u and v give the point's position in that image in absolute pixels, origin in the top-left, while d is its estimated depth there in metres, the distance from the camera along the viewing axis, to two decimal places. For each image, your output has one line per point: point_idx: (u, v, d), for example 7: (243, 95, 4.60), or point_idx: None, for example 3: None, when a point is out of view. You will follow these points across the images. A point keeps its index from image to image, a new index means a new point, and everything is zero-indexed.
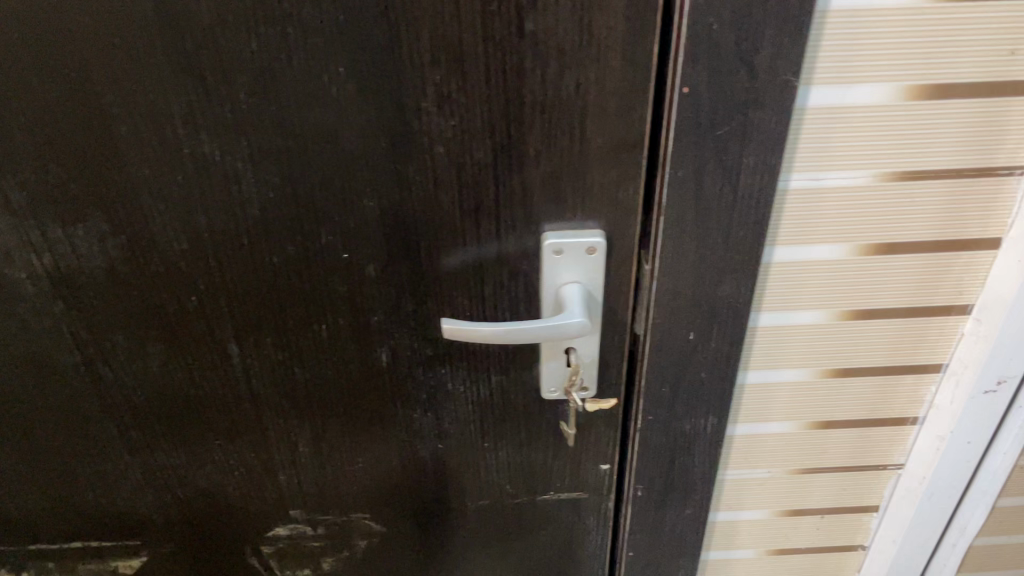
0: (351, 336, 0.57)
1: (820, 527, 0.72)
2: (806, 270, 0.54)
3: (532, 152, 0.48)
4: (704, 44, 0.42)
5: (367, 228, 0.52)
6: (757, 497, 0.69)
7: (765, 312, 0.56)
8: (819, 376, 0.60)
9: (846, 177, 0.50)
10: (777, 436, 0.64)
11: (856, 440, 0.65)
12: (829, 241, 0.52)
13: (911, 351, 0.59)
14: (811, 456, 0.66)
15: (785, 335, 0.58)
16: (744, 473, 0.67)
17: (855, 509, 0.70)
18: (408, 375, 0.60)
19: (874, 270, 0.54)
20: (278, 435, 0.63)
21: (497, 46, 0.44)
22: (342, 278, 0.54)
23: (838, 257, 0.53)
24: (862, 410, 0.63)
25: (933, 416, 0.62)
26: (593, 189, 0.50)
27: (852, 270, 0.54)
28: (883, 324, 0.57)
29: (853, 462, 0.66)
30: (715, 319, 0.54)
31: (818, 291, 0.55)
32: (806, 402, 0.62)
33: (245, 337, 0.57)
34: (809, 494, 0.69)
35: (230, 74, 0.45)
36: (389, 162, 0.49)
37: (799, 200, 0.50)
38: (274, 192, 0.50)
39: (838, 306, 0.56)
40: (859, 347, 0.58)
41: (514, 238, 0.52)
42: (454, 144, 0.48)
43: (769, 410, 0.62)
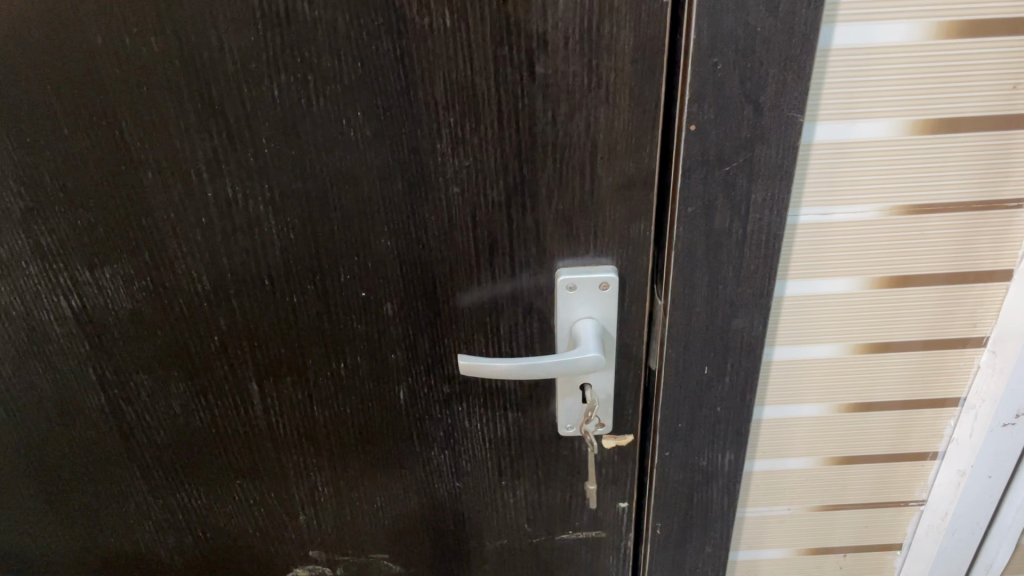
0: (369, 374, 0.58)
1: (843, 566, 0.71)
2: (819, 304, 0.54)
3: (545, 190, 0.50)
4: (710, 83, 0.44)
5: (384, 268, 0.53)
6: (779, 534, 0.68)
7: (779, 346, 0.56)
8: (837, 411, 0.60)
9: (855, 211, 0.50)
10: (797, 473, 0.64)
11: (877, 476, 0.64)
12: (841, 275, 0.53)
13: (928, 384, 0.59)
14: (831, 492, 0.65)
15: (800, 370, 0.58)
16: (765, 509, 0.66)
17: (878, 547, 0.69)
18: (425, 412, 0.60)
19: (887, 303, 0.54)
20: (297, 475, 0.64)
21: (509, 88, 0.46)
22: (361, 317, 0.55)
23: (851, 291, 0.54)
24: (882, 445, 0.62)
25: (953, 451, 0.62)
26: (605, 226, 0.51)
27: (865, 303, 0.54)
28: (899, 358, 0.57)
29: (874, 499, 0.66)
30: (729, 353, 0.54)
31: (831, 325, 0.55)
32: (824, 438, 0.62)
33: (265, 377, 0.58)
34: (830, 532, 0.68)
35: (253, 120, 0.47)
36: (405, 202, 0.50)
37: (809, 235, 0.51)
38: (294, 233, 0.51)
39: (853, 339, 0.56)
40: (875, 380, 0.58)
41: (529, 276, 0.53)
42: (469, 184, 0.49)
43: (787, 446, 0.62)
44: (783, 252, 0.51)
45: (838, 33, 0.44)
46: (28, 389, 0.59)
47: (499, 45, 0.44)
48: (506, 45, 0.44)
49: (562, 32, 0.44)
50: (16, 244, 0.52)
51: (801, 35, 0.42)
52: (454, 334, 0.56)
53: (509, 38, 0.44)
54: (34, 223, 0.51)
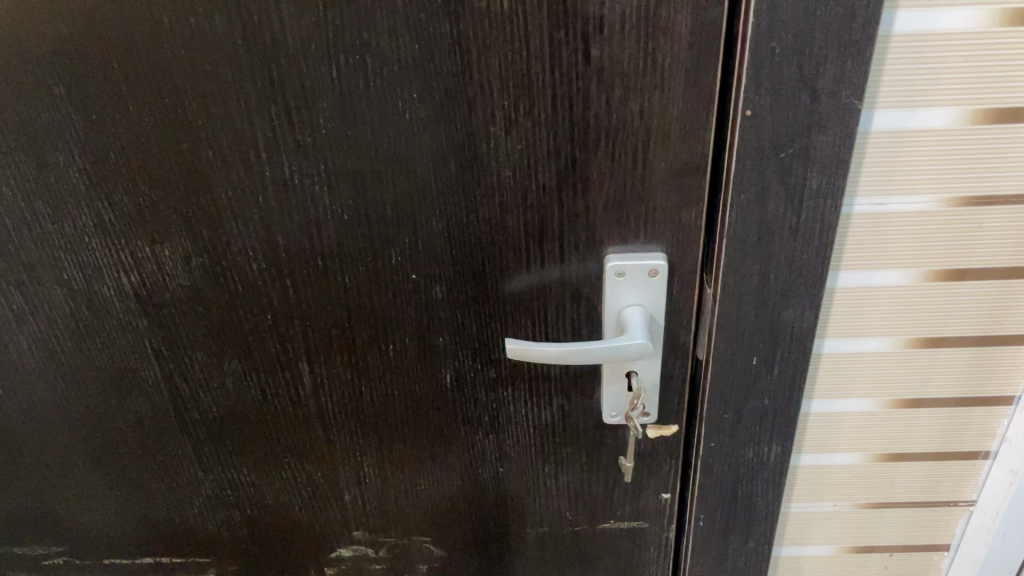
0: (417, 357, 0.59)
1: (889, 566, 0.70)
2: (872, 297, 0.53)
3: (597, 175, 0.50)
4: (768, 68, 0.43)
5: (435, 250, 0.54)
6: (824, 530, 0.67)
7: (829, 339, 0.56)
8: (888, 408, 0.59)
9: (911, 202, 0.49)
10: (845, 469, 0.63)
11: (928, 476, 0.63)
12: (896, 267, 0.52)
13: (982, 383, 0.58)
14: (879, 491, 0.64)
15: (850, 364, 0.57)
16: (810, 505, 0.65)
17: (925, 547, 0.68)
18: (471, 396, 0.61)
19: (943, 298, 0.53)
20: (344, 454, 0.65)
21: (563, 72, 0.46)
22: (410, 299, 0.56)
23: (906, 284, 0.53)
24: (933, 444, 0.61)
25: (1006, 451, 0.60)
26: (656, 213, 0.51)
27: (918, 297, 0.53)
28: (954, 356, 0.56)
29: (922, 498, 0.64)
30: (778, 344, 0.54)
31: (884, 319, 0.54)
32: (873, 434, 0.60)
33: (315, 356, 0.59)
34: (877, 532, 0.67)
35: (311, 101, 0.48)
36: (457, 185, 0.51)
37: (864, 226, 0.50)
38: (348, 214, 0.52)
39: (906, 335, 0.55)
40: (927, 378, 0.57)
41: (578, 261, 0.53)
42: (521, 167, 0.50)
43: (835, 441, 0.61)
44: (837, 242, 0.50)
45: (899, 19, 0.43)
46: (87, 363, 0.61)
47: (555, 28, 0.44)
48: (562, 28, 0.44)
49: (618, 15, 0.44)
50: (79, 219, 0.54)
51: (861, 19, 0.41)
52: (501, 319, 0.57)
53: (565, 21, 0.44)
54: (97, 199, 0.53)
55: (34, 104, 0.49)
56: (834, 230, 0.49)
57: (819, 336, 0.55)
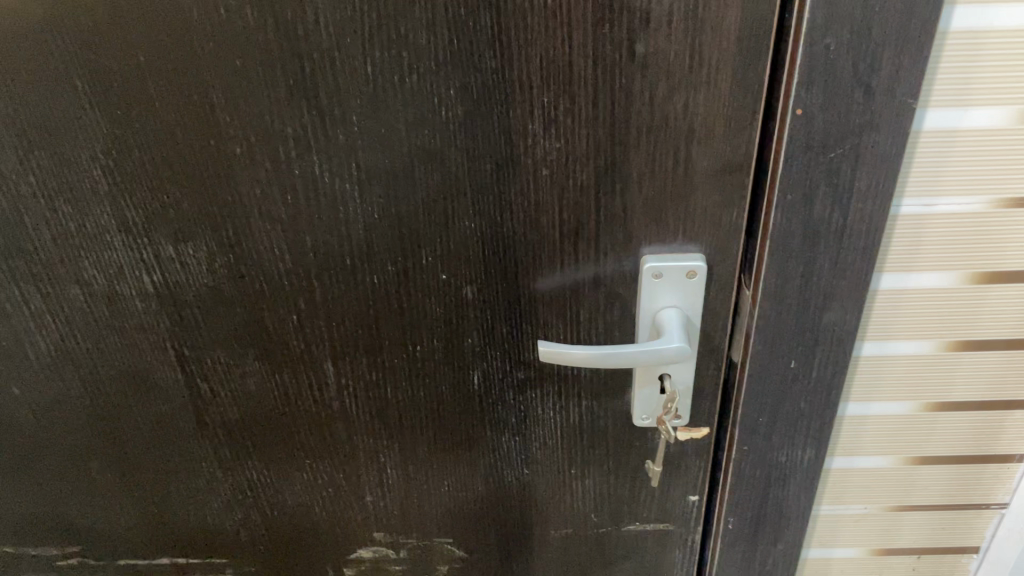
0: (445, 358, 0.58)
1: (916, 568, 0.69)
2: (914, 299, 0.52)
3: (636, 174, 0.48)
4: (821, 66, 0.42)
5: (467, 250, 0.52)
6: (853, 534, 0.66)
7: (869, 341, 0.54)
8: (925, 411, 0.58)
9: (959, 202, 0.48)
10: (877, 472, 0.62)
11: (961, 480, 0.62)
12: (940, 269, 0.51)
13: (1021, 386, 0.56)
14: (911, 494, 0.63)
15: (888, 367, 0.56)
16: (841, 508, 0.64)
17: (954, 550, 0.67)
18: (498, 398, 0.60)
19: (986, 302, 0.52)
20: (367, 455, 0.64)
21: (606, 68, 0.44)
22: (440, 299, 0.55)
23: (950, 286, 0.52)
24: (968, 447, 0.60)
25: None
26: (695, 213, 0.50)
27: (961, 299, 0.52)
28: (995, 360, 0.55)
29: (954, 501, 0.63)
30: (816, 347, 0.53)
31: (925, 322, 0.53)
32: (908, 437, 0.59)
33: (341, 357, 0.58)
34: (906, 536, 0.66)
35: (344, 97, 0.46)
36: (492, 184, 0.49)
37: (909, 227, 0.49)
38: (379, 213, 0.51)
39: (948, 338, 0.54)
40: (966, 381, 0.56)
41: (614, 261, 0.52)
42: (558, 166, 0.48)
43: (868, 444, 0.60)
44: (882, 244, 0.49)
45: (957, 14, 0.42)
46: (106, 363, 0.60)
47: (600, 22, 0.43)
48: (607, 23, 0.43)
49: (665, 10, 0.42)
50: (101, 218, 0.52)
51: (920, 16, 0.40)
52: (532, 320, 0.55)
53: (610, 16, 0.42)
54: (120, 197, 0.51)
55: (56, 100, 0.48)
56: (880, 232, 0.48)
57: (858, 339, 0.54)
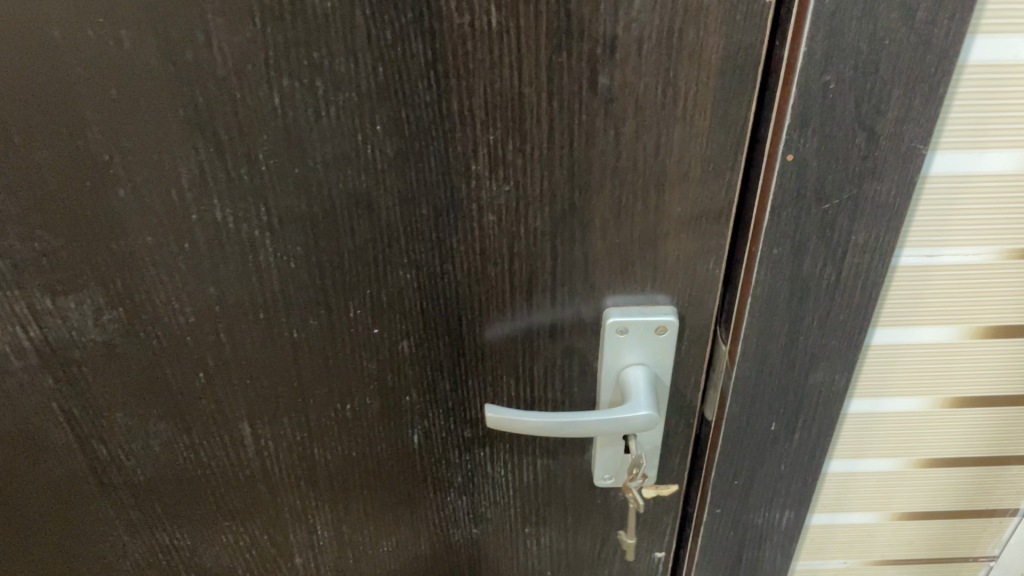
0: (379, 416, 0.51)
1: None
2: (910, 354, 0.46)
3: (599, 221, 0.41)
4: (818, 107, 0.35)
5: (402, 303, 0.45)
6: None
7: (858, 398, 0.49)
8: (916, 467, 0.53)
9: (966, 253, 0.42)
10: (860, 529, 0.56)
11: (949, 535, 0.57)
12: (941, 322, 0.45)
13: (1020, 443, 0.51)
14: (896, 549, 0.58)
15: (878, 424, 0.50)
16: (819, 563, 0.59)
17: None
18: (443, 457, 0.53)
19: (990, 357, 0.47)
20: (294, 516, 0.56)
21: (564, 102, 0.37)
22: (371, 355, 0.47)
23: (950, 340, 0.46)
24: (960, 503, 0.55)
25: None
26: (666, 263, 0.43)
27: (962, 355, 0.46)
28: (994, 415, 0.50)
29: (941, 556, 0.58)
30: (801, 407, 0.47)
31: (921, 378, 0.48)
32: (895, 493, 0.54)
33: (259, 416, 0.50)
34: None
35: (249, 133, 0.38)
36: (430, 230, 0.42)
37: (908, 279, 0.43)
38: (296, 261, 0.43)
39: (944, 394, 0.48)
40: (962, 438, 0.51)
41: (573, 313, 0.45)
42: (508, 212, 0.41)
43: (853, 500, 0.54)
44: (880, 298, 0.43)
45: (977, 45, 0.36)
46: None
47: (556, 50, 0.35)
48: (565, 50, 0.35)
49: (635, 37, 0.35)
50: None
51: (937, 50, 0.34)
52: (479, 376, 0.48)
53: (569, 42, 0.35)
54: None
55: None
56: (877, 287, 0.42)
57: (847, 397, 0.48)
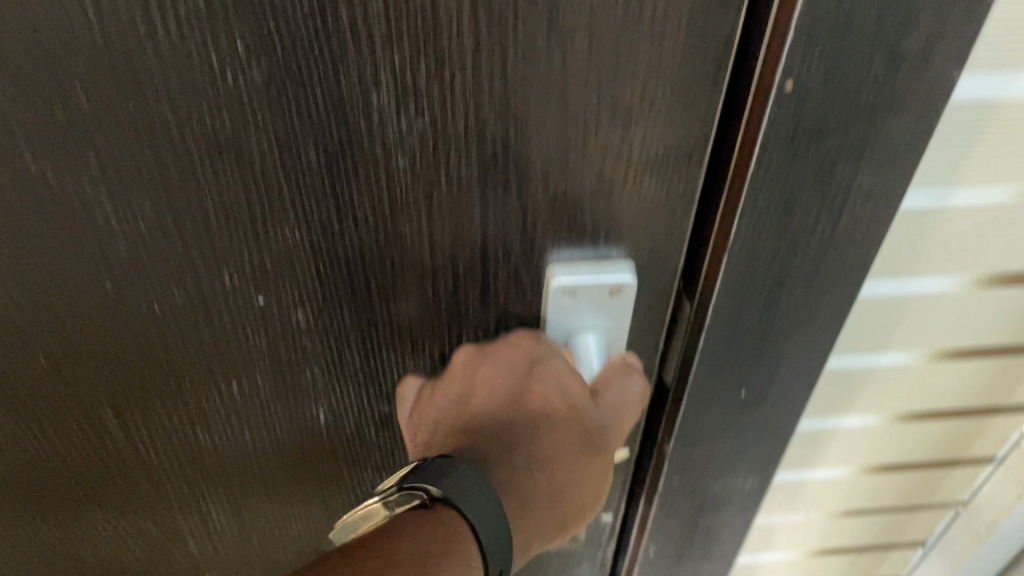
0: (275, 396, 0.42)
1: (851, 564, 0.64)
2: (902, 306, 0.41)
3: (541, 166, 0.32)
4: (831, 20, 0.27)
5: (291, 269, 0.36)
6: (786, 538, 0.58)
7: (842, 355, 0.43)
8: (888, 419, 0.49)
9: (982, 194, 0.36)
10: (828, 482, 0.53)
11: (907, 476, 0.54)
12: (939, 271, 0.39)
13: (1001, 387, 0.48)
14: (861, 499, 0.56)
15: (860, 380, 0.45)
16: (782, 518, 0.56)
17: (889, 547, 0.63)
18: (356, 434, 0.45)
19: (984, 305, 0.42)
20: (184, 506, 0.48)
21: (494, 12, 0.27)
22: (562, 444, 0.39)
23: (947, 291, 0.40)
24: (932, 452, 0.52)
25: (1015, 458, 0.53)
26: (623, 214, 0.34)
27: (958, 305, 0.41)
28: (977, 362, 0.46)
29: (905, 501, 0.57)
30: (777, 373, 0.41)
31: (910, 330, 0.42)
32: (867, 445, 0.50)
33: (124, 402, 0.41)
34: (835, 532, 0.59)
35: (53, 56, 0.27)
36: (321, 180, 0.32)
37: (915, 225, 0.37)
38: (147, 222, 0.33)
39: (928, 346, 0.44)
40: (944, 387, 0.47)
41: (507, 274, 0.37)
42: (422, 155, 0.32)
43: (822, 455, 0.50)
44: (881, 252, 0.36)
45: None
46: None
47: None
48: None
49: None
50: None
51: None
52: (616, 400, 0.40)
53: None
54: None
55: None
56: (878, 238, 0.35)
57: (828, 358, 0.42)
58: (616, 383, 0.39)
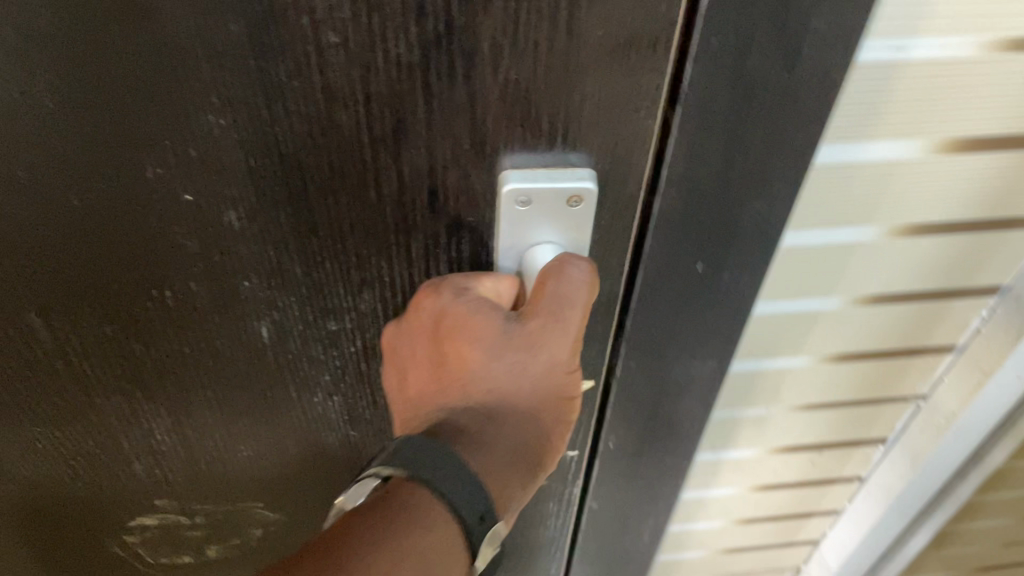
0: (212, 307, 0.39)
1: (814, 462, 0.70)
2: (861, 169, 0.44)
3: (491, 49, 0.29)
4: None
5: (219, 161, 0.32)
6: (742, 432, 0.63)
7: (805, 222, 0.46)
8: (846, 301, 0.53)
9: (937, 47, 0.39)
10: (792, 369, 0.58)
11: (861, 364, 0.59)
12: (894, 136, 0.42)
13: (958, 265, 0.52)
14: (824, 390, 0.61)
15: (823, 249, 0.48)
16: (745, 408, 0.61)
17: (848, 445, 0.69)
18: (302, 354, 0.42)
19: (942, 172, 0.45)
20: (123, 421, 0.45)
21: None
22: (500, 361, 0.33)
23: (902, 156, 0.43)
24: (894, 335, 0.56)
25: (975, 347, 0.58)
26: (583, 110, 0.31)
27: (916, 171, 0.45)
28: (932, 239, 0.49)
29: (864, 395, 0.62)
30: (732, 270, 0.40)
31: (866, 195, 0.45)
32: (830, 323, 0.54)
33: (49, 306, 0.38)
34: (796, 424, 0.64)
35: None
36: (247, 55, 0.29)
37: (872, 78, 0.39)
38: (55, 101, 0.30)
39: (882, 219, 0.47)
40: (900, 260, 0.50)
41: (458, 178, 0.33)
42: (357, 30, 0.28)
43: (784, 336, 0.54)
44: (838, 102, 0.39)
45: None
46: None
47: None
48: None
49: None
50: None
51: None
52: (558, 297, 0.32)
53: None
54: None
55: None
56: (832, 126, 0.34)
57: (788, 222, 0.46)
58: (551, 282, 0.32)
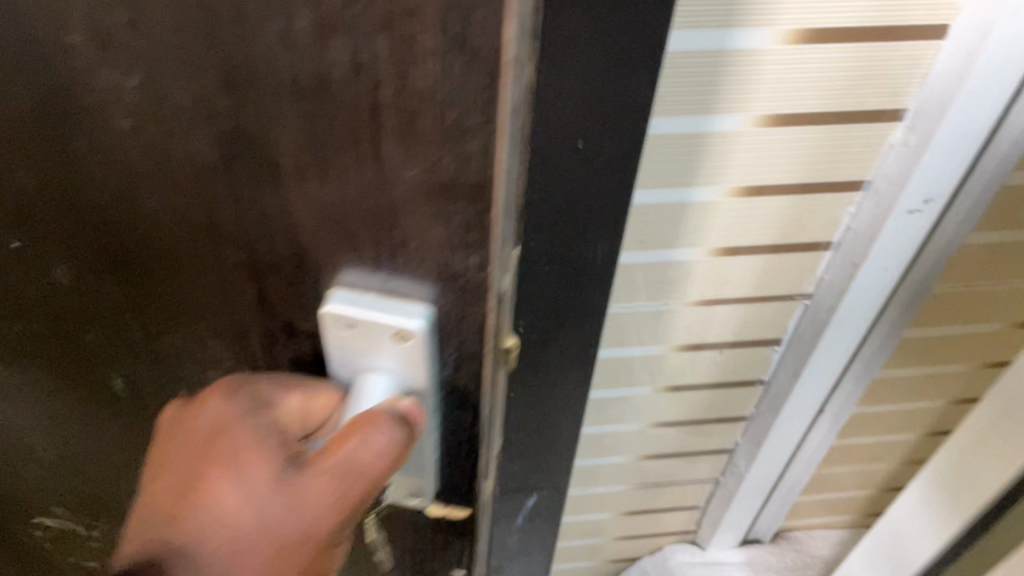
0: (63, 346, 0.39)
1: (735, 327, 0.75)
2: (718, 59, 0.52)
3: (292, 169, 0.27)
4: None
5: (41, 218, 0.32)
6: (648, 324, 0.73)
7: (675, 113, 0.55)
8: (722, 194, 0.61)
9: None
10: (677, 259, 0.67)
11: (779, 200, 0.62)
12: (743, 27, 0.51)
13: (840, 134, 0.58)
14: (713, 286, 0.70)
15: (697, 131, 0.57)
16: (661, 252, 0.66)
17: (771, 300, 0.72)
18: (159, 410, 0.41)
19: (795, 62, 0.53)
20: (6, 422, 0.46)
21: None
22: (274, 506, 0.35)
23: (758, 45, 0.52)
24: (770, 227, 0.65)
25: (848, 242, 0.66)
26: (405, 245, 0.29)
27: (774, 60, 0.53)
28: (794, 132, 0.58)
29: (785, 235, 0.66)
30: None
31: (727, 91, 0.54)
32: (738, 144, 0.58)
33: None
34: (703, 284, 0.70)
35: None
36: (45, 128, 0.28)
37: None
38: None
39: (744, 109, 0.55)
40: (795, 108, 0.56)
41: (284, 283, 0.32)
42: (149, 123, 0.27)
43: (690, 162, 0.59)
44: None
45: None
46: None
47: None
48: None
49: None
50: None
51: None
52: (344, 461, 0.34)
53: None
54: None
55: None
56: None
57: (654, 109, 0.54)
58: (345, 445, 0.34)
